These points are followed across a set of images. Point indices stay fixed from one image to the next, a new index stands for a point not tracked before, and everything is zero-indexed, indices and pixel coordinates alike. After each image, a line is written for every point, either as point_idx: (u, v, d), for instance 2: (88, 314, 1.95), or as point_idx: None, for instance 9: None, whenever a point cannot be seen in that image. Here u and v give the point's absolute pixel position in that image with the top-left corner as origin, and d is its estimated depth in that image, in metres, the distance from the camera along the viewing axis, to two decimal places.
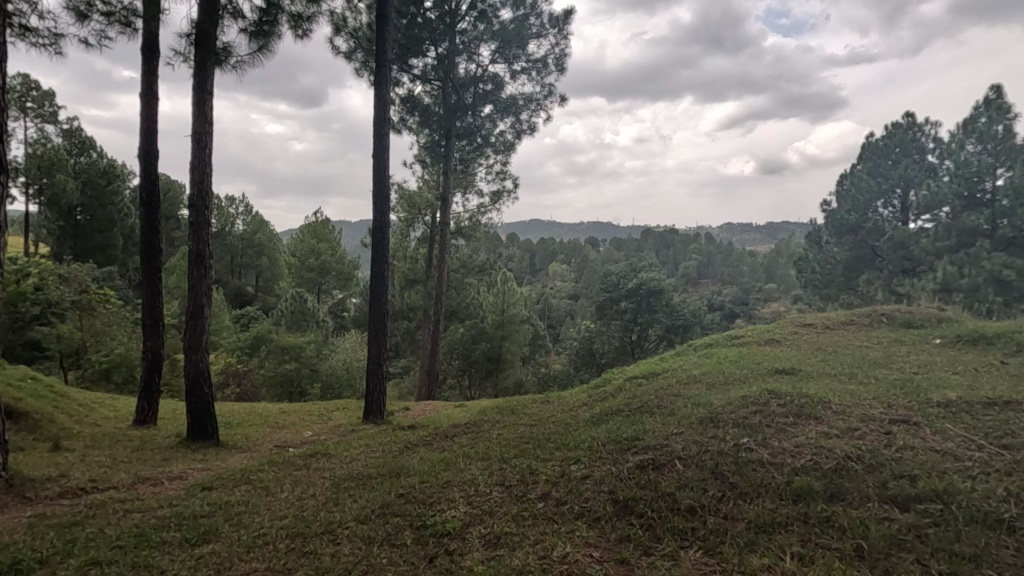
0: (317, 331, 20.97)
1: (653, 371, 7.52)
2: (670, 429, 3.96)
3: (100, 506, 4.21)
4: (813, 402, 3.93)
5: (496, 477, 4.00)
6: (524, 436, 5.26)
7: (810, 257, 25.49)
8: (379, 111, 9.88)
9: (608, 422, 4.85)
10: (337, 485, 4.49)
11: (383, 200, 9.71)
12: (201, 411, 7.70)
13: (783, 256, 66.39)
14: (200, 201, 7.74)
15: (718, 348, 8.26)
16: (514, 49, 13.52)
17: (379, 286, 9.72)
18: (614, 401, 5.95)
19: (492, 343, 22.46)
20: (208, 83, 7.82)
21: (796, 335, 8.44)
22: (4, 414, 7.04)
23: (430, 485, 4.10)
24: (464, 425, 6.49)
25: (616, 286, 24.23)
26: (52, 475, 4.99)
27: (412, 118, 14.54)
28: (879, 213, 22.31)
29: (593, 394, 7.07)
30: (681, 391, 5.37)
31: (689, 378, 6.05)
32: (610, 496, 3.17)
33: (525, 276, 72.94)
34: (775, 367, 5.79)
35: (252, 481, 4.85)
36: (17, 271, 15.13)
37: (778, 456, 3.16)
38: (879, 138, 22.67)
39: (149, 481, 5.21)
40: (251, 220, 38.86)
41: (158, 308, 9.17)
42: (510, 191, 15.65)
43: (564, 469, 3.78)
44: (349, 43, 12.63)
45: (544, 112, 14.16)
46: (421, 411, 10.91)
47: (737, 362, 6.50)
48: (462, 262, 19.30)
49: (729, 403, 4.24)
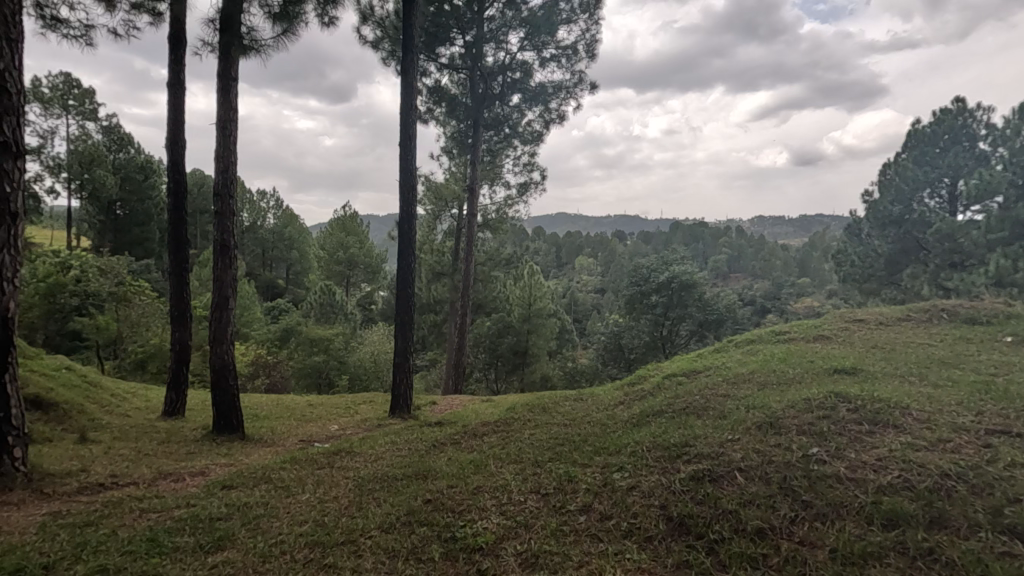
0: (345, 323, 21.05)
1: (692, 368, 7.07)
2: (725, 435, 3.57)
3: (118, 504, 4.03)
4: (890, 408, 3.48)
5: (531, 484, 3.68)
6: (559, 436, 4.93)
7: (849, 250, 24.43)
8: (406, 98, 9.59)
9: (650, 424, 4.48)
10: (361, 487, 4.24)
11: (410, 189, 9.44)
12: (225, 403, 7.58)
13: (817, 249, 64.30)
14: (224, 190, 7.59)
15: (762, 345, 7.77)
16: (543, 36, 13.08)
17: (406, 278, 9.48)
18: (654, 401, 5.56)
19: (518, 337, 22.23)
20: (233, 68, 7.63)
21: (848, 331, 7.86)
22: (32, 404, 7.03)
23: (460, 490, 3.80)
24: (494, 423, 6.17)
25: (646, 280, 23.61)
26: (73, 469, 4.86)
27: (439, 108, 14.29)
28: (925, 205, 21.04)
29: (629, 392, 6.66)
30: (730, 392, 4.93)
31: (737, 377, 5.60)
32: (662, 512, 2.82)
33: (551, 270, 72.36)
34: (833, 367, 5.30)
35: (273, 479, 4.65)
36: (59, 263, 15.49)
37: (858, 471, 2.76)
38: (926, 125, 21.52)
39: (170, 477, 5.06)
40: (281, 214, 39.45)
41: (186, 299, 9.12)
42: (538, 183, 15.28)
43: (607, 477, 3.43)
44: (376, 32, 12.44)
45: (574, 100, 13.72)
46: (448, 406, 10.68)
47: (787, 361, 6.01)
48: (489, 255, 19.04)
49: (788, 407, 3.80)
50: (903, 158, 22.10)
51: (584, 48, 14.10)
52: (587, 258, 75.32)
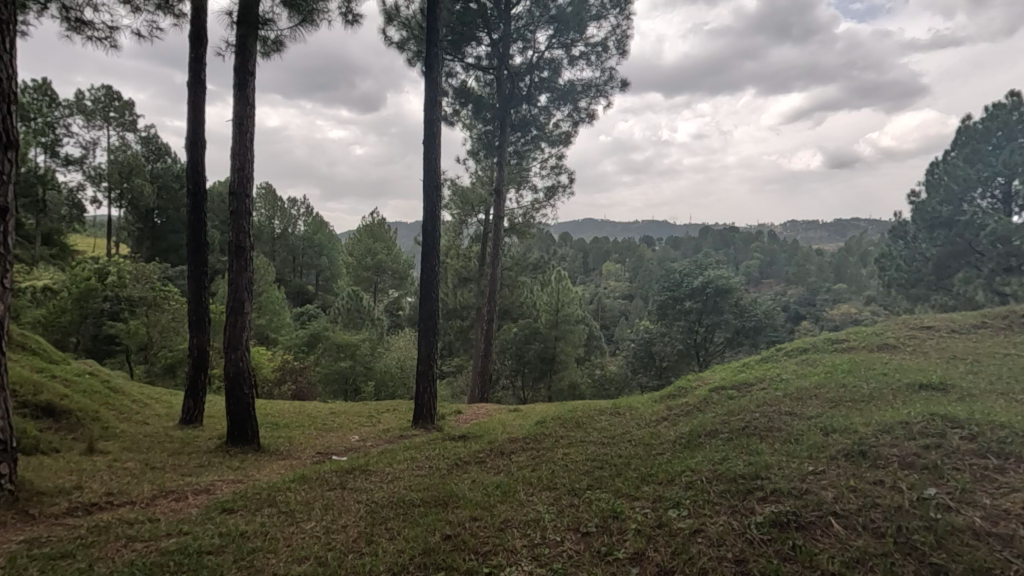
0: (371, 329, 20.84)
1: (741, 381, 6.36)
2: (804, 466, 2.95)
3: (103, 531, 3.60)
4: (1017, 437, 2.81)
5: (569, 520, 3.10)
6: (598, 458, 4.34)
7: (894, 254, 23.08)
8: (430, 94, 9.15)
9: (705, 449, 3.86)
10: (373, 515, 3.73)
11: (434, 190, 9.01)
12: (240, 412, 7.23)
13: (854, 253, 61.85)
14: (240, 190, 7.26)
15: (819, 355, 7.00)
16: (573, 33, 12.54)
17: (429, 282, 9.02)
18: (704, 418, 4.90)
19: (545, 344, 21.69)
20: (250, 63, 7.32)
21: (917, 341, 7.01)
22: (44, 411, 6.77)
23: (485, 524, 3.26)
24: (523, 439, 5.60)
25: (679, 284, 22.73)
26: (66, 486, 4.45)
27: (465, 109, 13.88)
28: (976, 205, 19.68)
29: (674, 406, 5.98)
30: (796, 411, 4.26)
31: (799, 392, 4.89)
32: (738, 570, 2.23)
33: (579, 277, 71.58)
34: (916, 381, 4.57)
35: (278, 503, 4.18)
36: (97, 270, 16.13)
37: (1005, 525, 2.13)
38: (978, 121, 20.16)
39: (172, 495, 4.66)
40: (311, 221, 39.86)
41: (205, 303, 8.82)
42: (566, 186, 14.75)
43: (661, 515, 2.85)
44: (402, 32, 12.12)
45: (604, 98, 13.12)
46: (474, 415, 10.21)
47: (857, 374, 5.27)
48: (515, 260, 18.57)
49: (880, 432, 3.14)
50: (952, 156, 20.76)
51: (614, 44, 13.48)
52: (615, 264, 74.28)
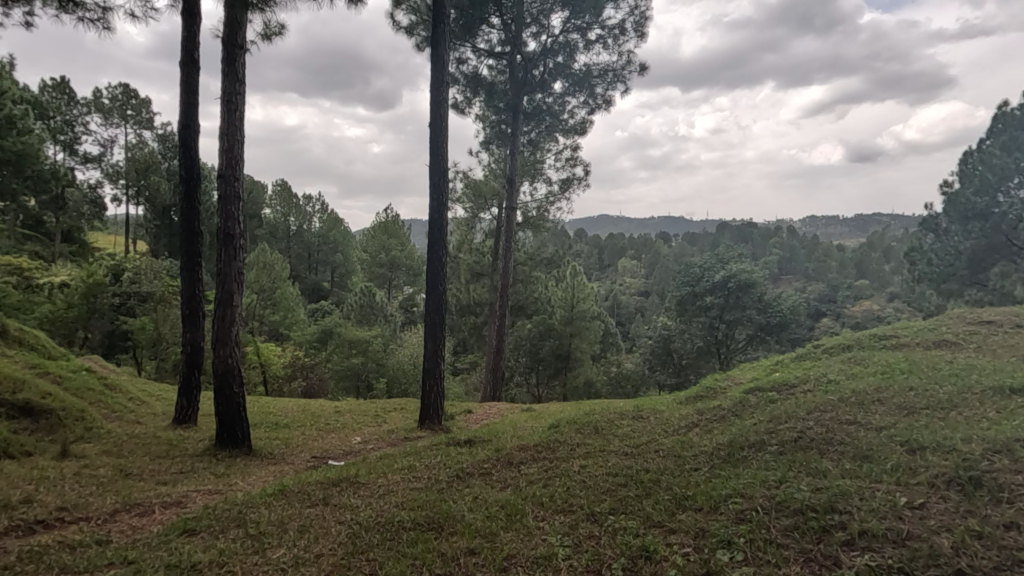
0: (384, 325, 20.36)
1: (782, 381, 5.64)
2: (897, 495, 2.30)
3: (34, 559, 3.03)
4: None
5: (589, 557, 2.47)
6: (621, 472, 3.68)
7: (926, 247, 21.80)
8: (436, 71, 8.47)
9: (753, 465, 3.18)
10: (355, 541, 3.13)
11: (440, 176, 8.37)
12: (230, 413, 6.67)
13: (878, 249, 59.74)
14: (228, 172, 6.70)
15: (868, 354, 6.20)
16: (588, 15, 11.83)
17: (436, 274, 8.38)
18: (745, 426, 4.19)
19: (560, 340, 20.99)
20: (239, 36, 6.73)
21: (981, 338, 6.17)
22: (22, 410, 6.29)
23: (483, 560, 2.65)
24: (534, 448, 4.95)
25: (699, 279, 21.81)
26: (17, 499, 3.93)
27: (476, 97, 13.25)
28: (1013, 195, 18.28)
29: (705, 410, 5.28)
30: (861, 419, 3.56)
31: (859, 397, 4.13)
32: None
33: (595, 274, 70.47)
34: (1001, 385, 3.83)
35: (247, 523, 3.60)
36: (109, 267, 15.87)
37: None
38: (1017, 107, 18.79)
39: (136, 509, 4.11)
40: (325, 217, 39.51)
41: (199, 297, 8.31)
42: (583, 177, 14.01)
43: (709, 559, 2.19)
44: (410, 17, 11.51)
45: (622, 84, 12.37)
46: (484, 415, 9.58)
47: (924, 377, 4.48)
48: (529, 254, 17.89)
49: (993, 452, 2.48)
50: (989, 144, 19.41)
51: (632, 26, 12.73)
52: (632, 261, 73.04)
